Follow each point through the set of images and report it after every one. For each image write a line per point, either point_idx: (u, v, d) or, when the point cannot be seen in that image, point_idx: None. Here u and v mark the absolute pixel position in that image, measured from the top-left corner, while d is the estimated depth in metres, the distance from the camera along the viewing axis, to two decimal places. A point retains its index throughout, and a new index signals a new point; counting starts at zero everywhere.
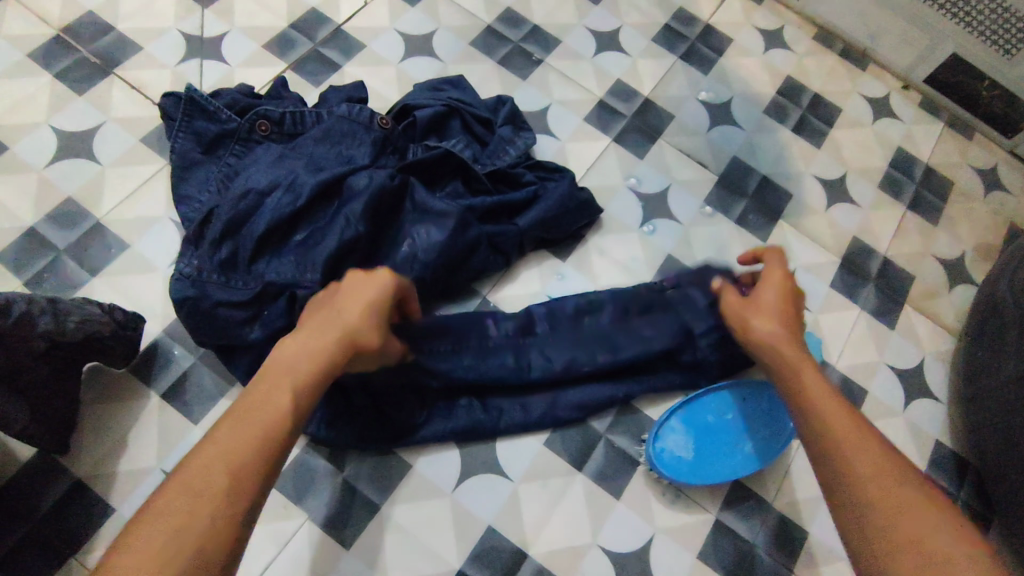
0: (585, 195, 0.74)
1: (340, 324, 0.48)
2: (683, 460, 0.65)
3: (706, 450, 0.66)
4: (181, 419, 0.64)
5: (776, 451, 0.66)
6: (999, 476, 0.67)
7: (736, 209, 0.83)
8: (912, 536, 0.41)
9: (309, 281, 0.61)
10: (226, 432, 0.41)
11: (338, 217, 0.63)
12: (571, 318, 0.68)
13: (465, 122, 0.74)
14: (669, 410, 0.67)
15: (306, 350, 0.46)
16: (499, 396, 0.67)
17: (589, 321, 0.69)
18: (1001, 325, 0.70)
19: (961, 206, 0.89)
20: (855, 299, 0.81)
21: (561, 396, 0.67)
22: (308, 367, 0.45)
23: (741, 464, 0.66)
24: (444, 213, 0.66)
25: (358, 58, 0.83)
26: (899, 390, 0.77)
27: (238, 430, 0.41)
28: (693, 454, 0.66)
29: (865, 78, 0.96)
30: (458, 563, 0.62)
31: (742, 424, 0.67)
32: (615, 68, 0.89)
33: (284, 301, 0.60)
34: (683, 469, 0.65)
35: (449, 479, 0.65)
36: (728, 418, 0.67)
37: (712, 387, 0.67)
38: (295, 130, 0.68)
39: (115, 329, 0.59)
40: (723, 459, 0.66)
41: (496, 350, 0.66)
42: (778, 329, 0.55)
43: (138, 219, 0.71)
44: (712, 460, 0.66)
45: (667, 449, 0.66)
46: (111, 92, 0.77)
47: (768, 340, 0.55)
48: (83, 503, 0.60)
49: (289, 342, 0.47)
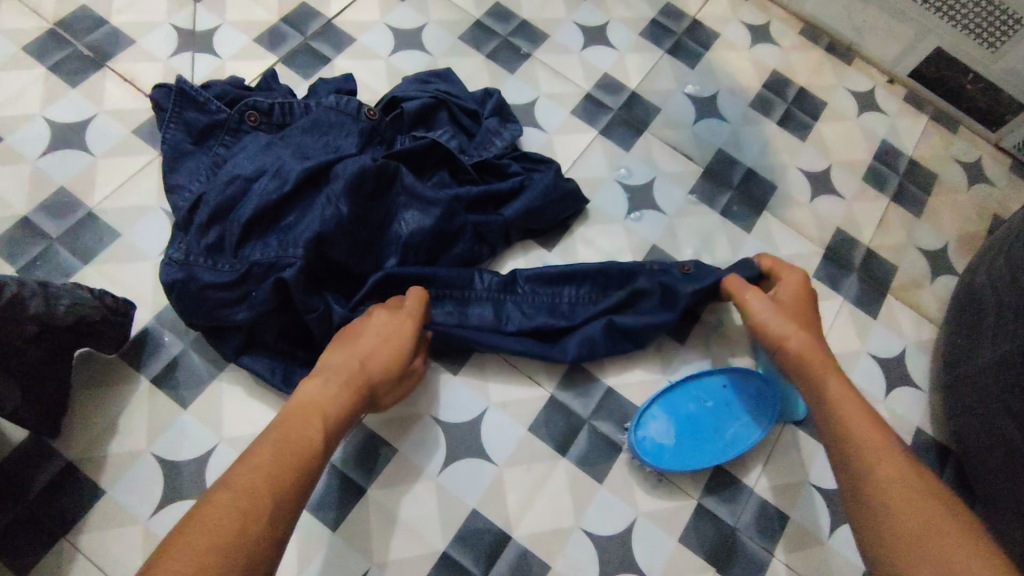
0: (571, 185, 0.76)
1: (371, 347, 0.59)
2: (664, 447, 0.66)
3: (687, 438, 0.67)
4: (170, 403, 0.65)
5: (755, 436, 0.67)
6: (978, 462, 0.68)
7: (721, 200, 0.84)
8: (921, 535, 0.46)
9: (294, 260, 0.60)
10: (272, 437, 0.49)
11: (321, 202, 0.63)
12: (550, 287, 0.70)
13: (452, 113, 0.75)
14: (651, 398, 0.68)
15: (336, 385, 0.55)
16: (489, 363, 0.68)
17: (568, 291, 0.70)
18: (980, 312, 0.71)
19: (945, 198, 0.90)
20: (839, 289, 0.82)
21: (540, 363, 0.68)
22: (340, 402, 0.54)
23: (722, 450, 0.66)
24: (431, 203, 0.67)
25: (347, 52, 0.84)
26: (880, 378, 0.78)
27: (285, 437, 0.50)
28: (676, 441, 0.67)
29: (851, 72, 0.97)
30: (443, 545, 0.63)
31: (722, 411, 0.68)
32: (602, 62, 0.90)
33: (269, 284, 0.60)
34: (664, 456, 0.66)
35: (434, 462, 0.66)
36: (708, 406, 0.68)
37: (695, 376, 0.68)
38: (284, 121, 0.69)
39: (105, 314, 0.60)
40: (704, 446, 0.67)
41: (486, 319, 0.67)
42: (781, 334, 0.63)
43: (129, 208, 0.72)
44: (692, 446, 0.67)
45: (649, 437, 0.67)
46: (104, 84, 0.78)
47: (804, 356, 0.61)
48: (74, 485, 0.61)
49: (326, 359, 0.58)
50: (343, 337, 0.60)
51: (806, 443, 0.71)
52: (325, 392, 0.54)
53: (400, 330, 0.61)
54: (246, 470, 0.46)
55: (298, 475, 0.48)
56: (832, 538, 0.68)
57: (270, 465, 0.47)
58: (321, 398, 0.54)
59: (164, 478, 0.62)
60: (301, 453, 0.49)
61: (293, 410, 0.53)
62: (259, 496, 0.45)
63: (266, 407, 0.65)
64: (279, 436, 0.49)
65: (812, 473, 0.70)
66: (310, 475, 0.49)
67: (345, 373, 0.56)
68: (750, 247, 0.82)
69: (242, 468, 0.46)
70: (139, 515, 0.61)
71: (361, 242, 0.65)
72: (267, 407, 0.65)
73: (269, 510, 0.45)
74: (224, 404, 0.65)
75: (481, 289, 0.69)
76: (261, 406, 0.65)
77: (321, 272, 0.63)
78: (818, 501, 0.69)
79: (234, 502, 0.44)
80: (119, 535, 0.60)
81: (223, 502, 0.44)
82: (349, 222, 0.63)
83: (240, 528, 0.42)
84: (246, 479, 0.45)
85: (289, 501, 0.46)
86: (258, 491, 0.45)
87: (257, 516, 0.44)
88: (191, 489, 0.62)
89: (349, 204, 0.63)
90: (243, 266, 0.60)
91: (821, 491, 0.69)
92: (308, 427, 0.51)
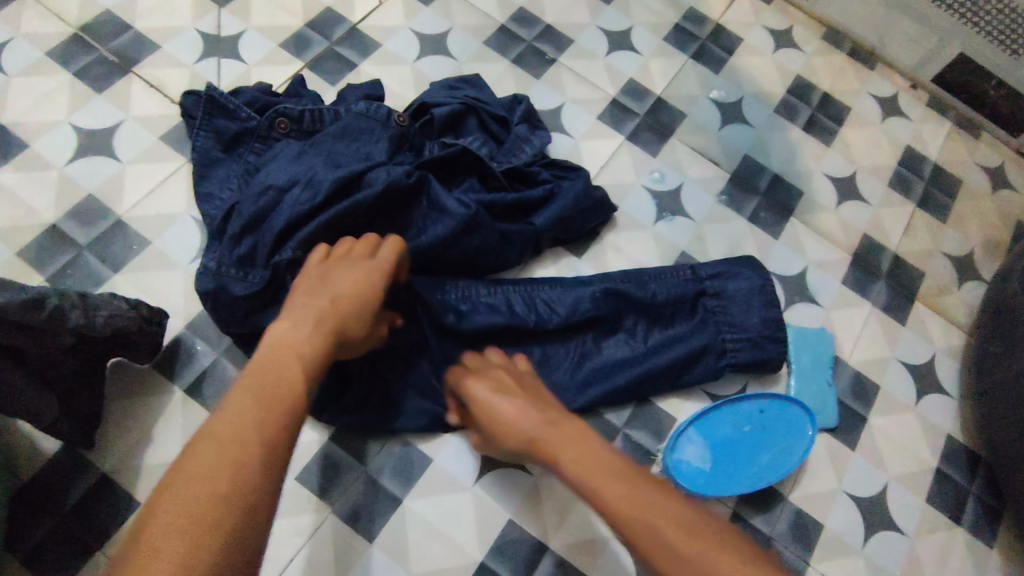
0: (600, 193, 0.75)
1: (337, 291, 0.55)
2: (700, 472, 0.66)
3: (723, 461, 0.67)
4: (204, 413, 0.64)
5: (794, 461, 0.67)
6: (1013, 470, 0.69)
7: (749, 206, 0.84)
8: (648, 526, 0.42)
9: None
10: (249, 381, 0.45)
11: (347, 212, 0.62)
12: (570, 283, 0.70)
13: (481, 120, 0.75)
14: (685, 422, 0.67)
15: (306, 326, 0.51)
16: None
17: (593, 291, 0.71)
18: (1012, 320, 0.71)
19: (969, 204, 0.90)
20: (867, 296, 0.81)
21: (563, 369, 0.68)
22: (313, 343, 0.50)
23: (760, 475, 0.66)
24: (450, 212, 0.65)
25: (373, 57, 0.84)
26: (911, 385, 0.78)
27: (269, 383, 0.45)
28: (710, 467, 0.66)
29: (873, 76, 0.97)
30: (480, 555, 0.63)
31: (759, 436, 0.68)
32: (627, 67, 0.89)
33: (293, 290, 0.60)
34: (701, 480, 0.66)
35: (469, 471, 0.66)
36: (745, 430, 0.68)
37: (733, 398, 0.68)
38: (314, 128, 0.68)
39: (140, 324, 0.59)
40: (741, 469, 0.67)
41: (509, 317, 0.67)
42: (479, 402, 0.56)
43: (159, 215, 0.71)
44: (728, 471, 0.66)
45: (685, 460, 0.66)
46: (131, 90, 0.77)
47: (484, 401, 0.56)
48: (108, 496, 0.60)
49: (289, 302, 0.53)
50: (306, 280, 0.56)
51: (839, 453, 0.73)
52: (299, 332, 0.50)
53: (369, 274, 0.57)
54: (226, 417, 0.42)
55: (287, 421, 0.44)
56: (866, 547, 0.69)
57: (257, 413, 0.43)
58: (296, 337, 0.50)
59: None
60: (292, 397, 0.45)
61: (266, 352, 0.48)
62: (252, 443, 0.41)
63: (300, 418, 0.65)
64: (257, 381, 0.45)
65: (846, 481, 0.71)
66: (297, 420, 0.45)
67: (315, 314, 0.52)
68: (778, 254, 0.82)
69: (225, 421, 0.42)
70: None
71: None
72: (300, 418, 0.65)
73: (263, 457, 0.41)
74: None
75: (512, 291, 0.69)
76: None
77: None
78: (850, 508, 0.71)
79: (218, 450, 0.40)
80: None
81: (208, 451, 0.40)
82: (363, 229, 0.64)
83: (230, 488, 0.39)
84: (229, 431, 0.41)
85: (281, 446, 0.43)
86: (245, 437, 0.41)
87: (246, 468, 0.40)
88: None
89: (367, 212, 0.63)
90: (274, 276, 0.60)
91: (855, 500, 0.71)
92: (286, 364, 0.47)
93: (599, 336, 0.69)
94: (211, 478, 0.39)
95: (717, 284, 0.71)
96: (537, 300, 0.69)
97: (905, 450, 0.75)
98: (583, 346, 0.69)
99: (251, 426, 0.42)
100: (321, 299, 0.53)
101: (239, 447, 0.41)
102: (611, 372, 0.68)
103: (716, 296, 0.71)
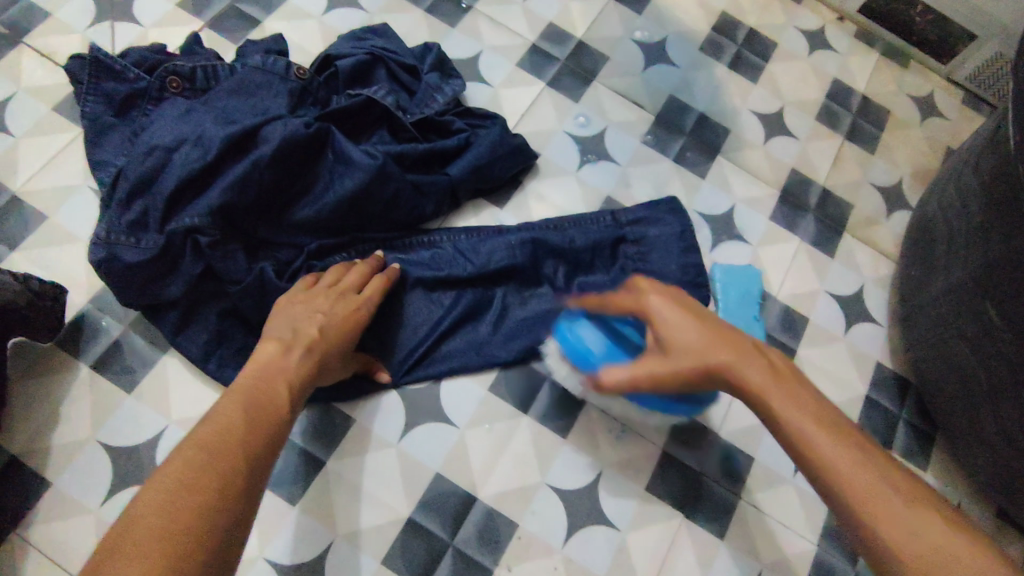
0: (517, 139, 0.73)
1: (332, 319, 0.57)
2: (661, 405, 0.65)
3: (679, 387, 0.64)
4: (115, 388, 0.62)
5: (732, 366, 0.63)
6: (939, 389, 0.70)
7: (674, 146, 0.83)
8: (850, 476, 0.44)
9: (207, 228, 0.58)
10: (239, 398, 0.48)
11: (242, 169, 0.59)
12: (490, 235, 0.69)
13: (390, 70, 0.72)
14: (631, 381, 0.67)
15: (297, 355, 0.53)
16: (423, 321, 0.66)
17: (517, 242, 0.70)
18: (933, 242, 0.71)
19: (897, 134, 0.90)
20: (795, 230, 0.81)
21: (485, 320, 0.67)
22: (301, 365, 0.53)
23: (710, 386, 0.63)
24: (356, 166, 0.63)
25: (278, 13, 0.80)
26: (840, 316, 0.78)
27: (249, 398, 0.49)
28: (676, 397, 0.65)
29: (800, 10, 0.95)
30: (407, 510, 0.62)
31: None
32: (547, 11, 0.87)
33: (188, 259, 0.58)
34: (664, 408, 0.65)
35: (394, 429, 0.65)
36: None
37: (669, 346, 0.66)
38: (208, 86, 0.65)
39: (31, 300, 0.57)
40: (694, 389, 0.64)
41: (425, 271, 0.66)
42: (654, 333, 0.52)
43: (56, 189, 0.68)
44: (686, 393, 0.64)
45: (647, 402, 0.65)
46: (21, 62, 0.74)
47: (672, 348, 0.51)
48: (18, 479, 0.59)
49: (284, 317, 0.56)
50: (298, 300, 0.58)
51: None
52: (284, 358, 0.53)
53: (360, 309, 0.60)
54: (213, 427, 0.46)
55: (265, 442, 0.47)
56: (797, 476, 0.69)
57: (241, 429, 0.46)
58: (285, 361, 0.52)
59: (113, 463, 0.60)
60: (272, 425, 0.48)
61: (255, 374, 0.51)
62: (234, 454, 0.45)
63: (213, 388, 0.63)
64: (247, 397, 0.49)
65: None
66: (275, 446, 0.48)
67: (306, 338, 0.55)
68: (705, 194, 0.81)
69: (206, 429, 0.46)
70: (89, 504, 0.59)
71: (284, 203, 0.62)
72: (213, 387, 0.63)
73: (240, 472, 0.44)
74: (171, 385, 0.63)
75: (438, 250, 0.68)
76: (209, 386, 0.63)
77: (246, 231, 0.61)
78: None
79: (200, 458, 0.43)
80: (70, 526, 0.58)
81: (194, 459, 0.43)
82: (262, 188, 0.60)
83: (211, 490, 0.42)
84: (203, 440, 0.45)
85: (258, 462, 0.46)
86: (228, 448, 0.45)
87: (226, 470, 0.43)
88: (145, 473, 0.60)
89: (268, 169, 0.60)
90: (167, 241, 0.57)
91: None
92: (277, 391, 0.50)
93: (520, 287, 0.69)
94: (193, 475, 0.42)
95: (638, 230, 0.72)
96: (454, 251, 0.68)
97: (835, 380, 0.75)
98: (506, 300, 0.68)
99: (237, 442, 0.45)
100: (312, 323, 0.56)
101: (222, 457, 0.44)
102: (535, 323, 0.67)
103: (636, 242, 0.71)
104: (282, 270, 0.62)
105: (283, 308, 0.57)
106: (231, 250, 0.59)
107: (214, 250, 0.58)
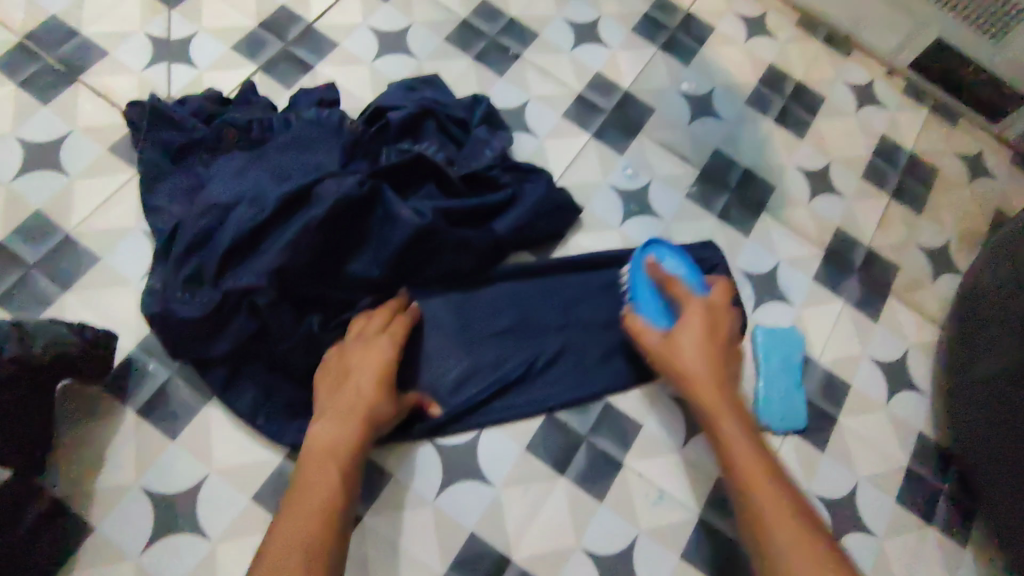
0: (562, 196, 0.74)
1: (389, 359, 0.61)
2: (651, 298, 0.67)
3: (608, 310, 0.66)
4: (158, 434, 0.63)
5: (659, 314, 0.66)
6: (985, 471, 0.68)
7: (718, 203, 0.82)
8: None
9: (259, 288, 0.58)
10: (316, 477, 0.53)
11: (295, 229, 0.59)
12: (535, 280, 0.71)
13: (440, 122, 0.72)
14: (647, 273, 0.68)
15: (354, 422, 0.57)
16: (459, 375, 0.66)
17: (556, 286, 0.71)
18: (985, 319, 0.69)
19: (945, 194, 0.89)
20: (839, 293, 0.80)
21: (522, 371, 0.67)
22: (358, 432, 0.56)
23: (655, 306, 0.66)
24: (402, 222, 0.63)
25: (329, 57, 0.81)
26: (882, 383, 0.77)
27: (325, 483, 0.52)
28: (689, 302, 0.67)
29: (849, 64, 0.94)
30: (442, 570, 0.62)
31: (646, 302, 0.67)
32: (594, 60, 0.87)
33: (240, 316, 0.59)
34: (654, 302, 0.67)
35: (430, 485, 0.65)
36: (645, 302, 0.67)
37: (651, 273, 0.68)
38: (262, 137, 0.66)
39: (86, 350, 0.58)
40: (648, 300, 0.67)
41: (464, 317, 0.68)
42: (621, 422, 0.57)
43: (107, 231, 0.70)
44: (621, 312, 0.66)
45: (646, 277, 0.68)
46: (79, 100, 0.75)
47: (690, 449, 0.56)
48: (63, 523, 0.59)
49: (336, 385, 0.59)
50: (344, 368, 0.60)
51: (809, 454, 0.72)
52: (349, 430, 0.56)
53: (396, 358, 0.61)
54: (299, 517, 0.50)
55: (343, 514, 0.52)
56: None
57: (325, 513, 0.50)
58: (343, 433, 0.56)
59: (156, 511, 0.61)
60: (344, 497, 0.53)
61: (321, 449, 0.55)
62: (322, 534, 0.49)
63: (254, 438, 0.64)
64: (321, 477, 0.53)
65: (815, 483, 0.71)
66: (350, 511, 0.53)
67: (361, 404, 0.58)
68: (749, 252, 0.80)
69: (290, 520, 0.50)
70: (131, 551, 0.59)
71: (335, 261, 0.62)
72: (255, 437, 0.64)
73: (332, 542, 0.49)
74: (214, 433, 0.64)
75: (469, 298, 0.69)
76: (250, 437, 0.64)
77: (301, 291, 0.61)
78: (820, 511, 0.70)
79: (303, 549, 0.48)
80: (111, 573, 0.59)
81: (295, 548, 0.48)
82: (312, 248, 0.60)
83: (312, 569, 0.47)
84: (278, 565, 0.46)
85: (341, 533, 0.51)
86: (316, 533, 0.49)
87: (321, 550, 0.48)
88: (185, 522, 0.61)
89: (318, 229, 0.60)
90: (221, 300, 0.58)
91: (823, 502, 0.70)
92: (342, 463, 0.54)
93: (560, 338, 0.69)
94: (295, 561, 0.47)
95: None
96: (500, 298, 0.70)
97: (876, 450, 0.74)
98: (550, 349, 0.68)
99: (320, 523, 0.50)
100: (363, 388, 0.58)
101: (315, 542, 0.48)
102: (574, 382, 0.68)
103: None
104: (327, 324, 0.63)
105: (329, 384, 0.60)
106: (284, 311, 0.59)
107: (268, 311, 0.59)
